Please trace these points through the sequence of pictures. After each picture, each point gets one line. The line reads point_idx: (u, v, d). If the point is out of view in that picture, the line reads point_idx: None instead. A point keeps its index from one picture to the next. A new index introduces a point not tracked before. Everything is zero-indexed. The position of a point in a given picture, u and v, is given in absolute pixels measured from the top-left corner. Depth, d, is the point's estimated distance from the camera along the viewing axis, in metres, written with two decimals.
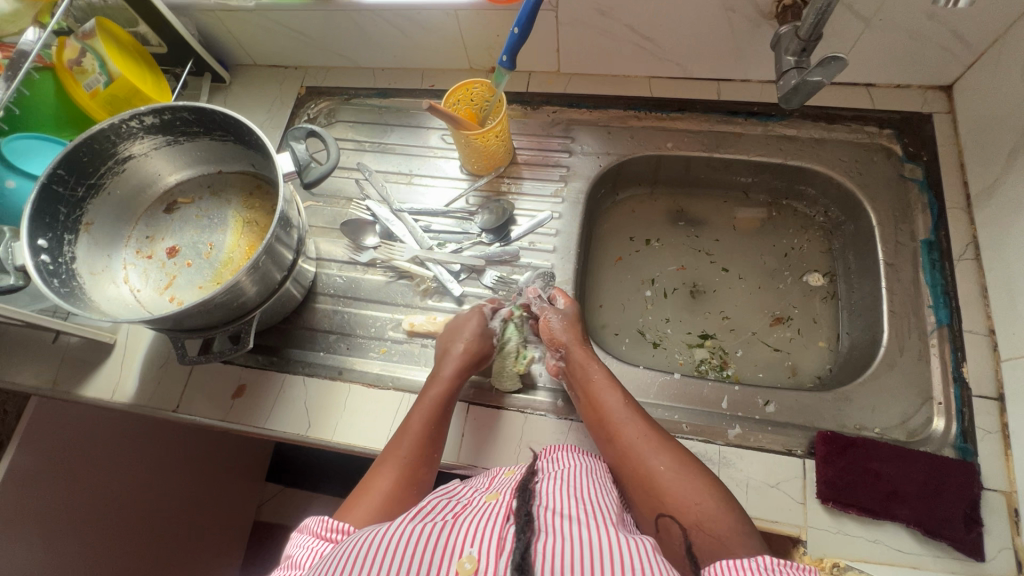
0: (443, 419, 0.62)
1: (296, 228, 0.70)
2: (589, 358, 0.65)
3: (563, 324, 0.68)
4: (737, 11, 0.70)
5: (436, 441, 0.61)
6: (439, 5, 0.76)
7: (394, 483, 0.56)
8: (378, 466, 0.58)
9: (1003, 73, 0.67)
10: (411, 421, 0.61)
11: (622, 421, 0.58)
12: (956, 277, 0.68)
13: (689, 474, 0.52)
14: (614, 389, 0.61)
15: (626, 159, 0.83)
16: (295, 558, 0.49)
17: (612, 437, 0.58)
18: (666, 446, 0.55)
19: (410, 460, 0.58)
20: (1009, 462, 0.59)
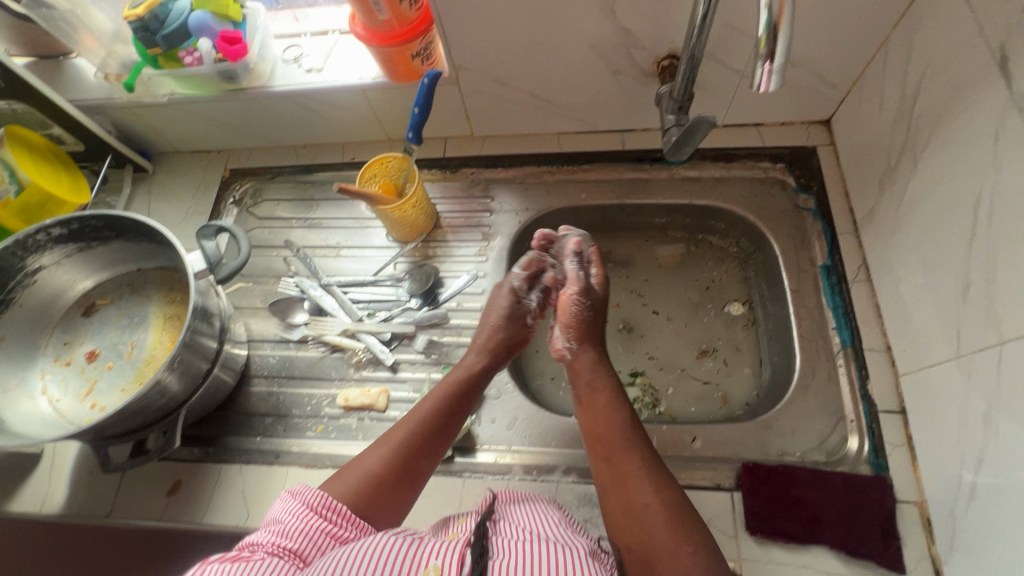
0: (459, 412, 0.66)
1: (219, 315, 0.71)
2: (599, 366, 0.69)
3: (589, 309, 0.73)
4: (623, 73, 0.75)
5: (446, 435, 0.64)
6: (347, 87, 0.80)
7: (389, 469, 0.59)
8: (379, 443, 0.61)
9: (864, 109, 0.74)
10: (431, 408, 0.64)
11: (616, 438, 0.61)
12: (853, 299, 0.73)
13: (675, 511, 0.54)
14: (620, 406, 0.64)
15: (544, 212, 0.87)
16: (283, 523, 0.51)
17: (608, 454, 0.60)
18: (658, 479, 0.57)
19: (410, 450, 0.61)
20: (918, 473, 0.62)
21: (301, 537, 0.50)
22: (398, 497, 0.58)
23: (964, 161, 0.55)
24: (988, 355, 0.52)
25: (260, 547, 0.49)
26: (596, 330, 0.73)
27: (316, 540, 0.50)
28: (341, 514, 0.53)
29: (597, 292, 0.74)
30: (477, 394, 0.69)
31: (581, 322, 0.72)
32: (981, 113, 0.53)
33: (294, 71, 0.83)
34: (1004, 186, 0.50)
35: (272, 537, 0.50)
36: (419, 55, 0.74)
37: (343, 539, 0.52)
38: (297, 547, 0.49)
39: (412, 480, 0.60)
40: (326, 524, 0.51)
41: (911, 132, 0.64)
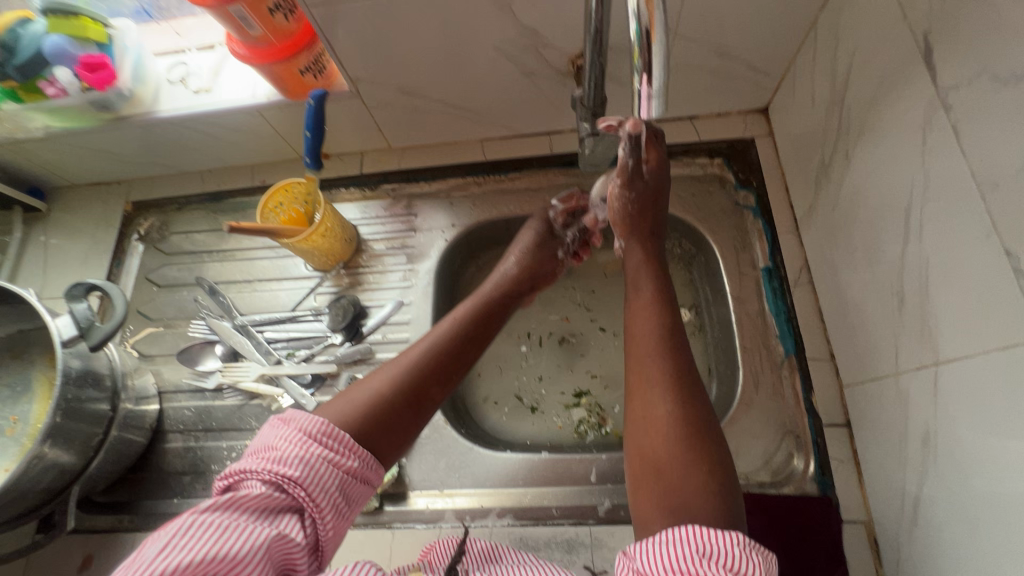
0: (479, 338, 0.59)
1: (110, 373, 0.65)
2: (644, 265, 0.58)
3: (637, 202, 0.61)
4: (537, 74, 0.69)
5: (464, 358, 0.57)
6: (237, 108, 0.73)
7: (395, 393, 0.50)
8: (393, 363, 0.54)
9: (797, 98, 0.68)
10: (457, 329, 0.58)
11: (650, 339, 0.50)
12: (796, 303, 0.69)
13: (697, 426, 0.43)
14: (664, 313, 0.52)
15: (472, 227, 0.81)
16: (278, 449, 0.44)
17: (638, 352, 0.50)
18: (683, 392, 0.45)
19: (420, 375, 0.53)
20: (865, 490, 0.59)
21: (300, 466, 0.43)
22: (406, 428, 0.50)
23: (893, 160, 0.51)
24: (924, 373, 0.48)
25: (255, 476, 0.43)
26: (648, 227, 0.62)
27: (316, 469, 0.44)
28: (342, 442, 0.46)
29: (647, 179, 0.61)
30: (501, 319, 0.64)
31: (629, 218, 0.62)
32: (906, 108, 0.48)
33: (180, 92, 0.75)
34: (933, 191, 0.45)
35: (267, 465, 0.44)
36: (309, 69, 0.67)
37: (346, 467, 0.45)
38: (295, 479, 0.43)
39: (421, 410, 0.52)
40: (327, 452, 0.45)
41: (841, 125, 0.59)
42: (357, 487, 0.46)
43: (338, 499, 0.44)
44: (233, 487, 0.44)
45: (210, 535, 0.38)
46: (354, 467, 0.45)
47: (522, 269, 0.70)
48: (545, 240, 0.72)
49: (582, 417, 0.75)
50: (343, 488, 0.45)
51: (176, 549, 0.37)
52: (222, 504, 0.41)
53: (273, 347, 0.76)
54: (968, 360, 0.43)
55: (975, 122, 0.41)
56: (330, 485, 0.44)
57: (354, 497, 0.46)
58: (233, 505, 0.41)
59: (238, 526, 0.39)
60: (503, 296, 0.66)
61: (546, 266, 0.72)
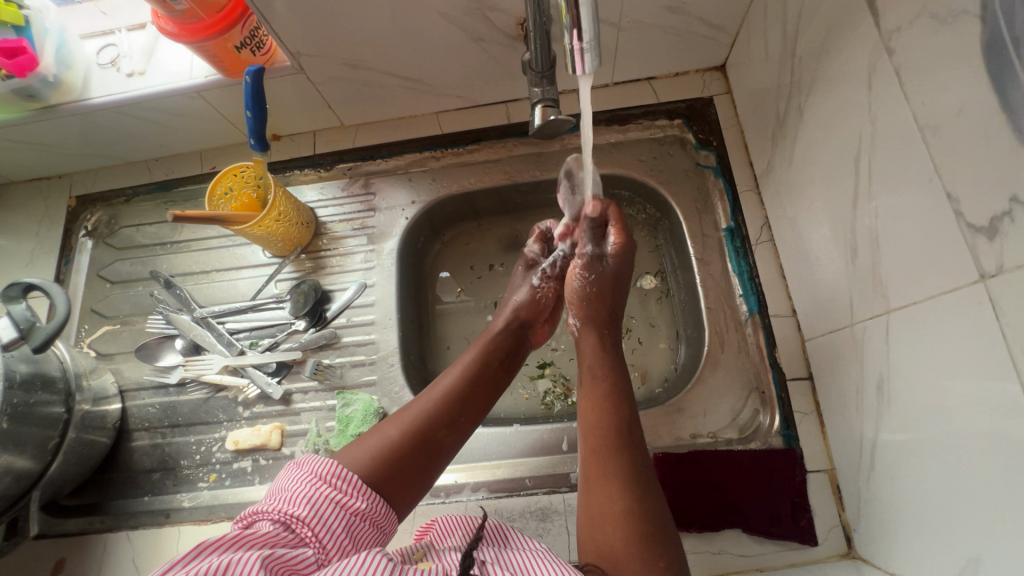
0: (488, 382, 0.59)
1: (62, 375, 0.63)
2: (603, 348, 0.61)
3: (597, 284, 0.65)
4: (486, 40, 0.66)
5: (475, 404, 0.57)
6: (174, 91, 0.69)
7: (407, 439, 0.52)
8: (405, 408, 0.55)
9: (752, 53, 0.67)
10: (467, 371, 0.59)
11: (607, 434, 0.53)
12: (758, 261, 0.69)
13: (648, 518, 0.47)
14: (623, 406, 0.55)
15: (433, 203, 0.79)
16: (288, 490, 0.45)
17: (596, 449, 0.53)
18: (637, 486, 0.49)
19: (432, 419, 0.54)
20: (827, 439, 0.60)
21: (307, 505, 0.43)
22: (416, 471, 0.51)
23: (842, 110, 0.50)
24: (877, 322, 0.49)
25: (263, 517, 0.43)
26: (608, 314, 0.64)
27: (322, 509, 0.44)
28: (352, 483, 0.46)
29: (608, 266, 0.65)
30: (508, 357, 0.63)
31: (586, 300, 0.65)
32: (853, 57, 0.47)
33: (112, 76, 0.70)
34: (880, 140, 0.45)
35: (276, 507, 0.44)
36: (245, 45, 0.63)
37: (354, 508, 0.45)
38: (302, 517, 0.43)
39: (432, 459, 0.52)
40: (334, 492, 0.45)
41: (794, 79, 0.58)
42: (365, 531, 0.45)
43: (345, 542, 0.43)
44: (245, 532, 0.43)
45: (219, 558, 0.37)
46: (362, 508, 0.45)
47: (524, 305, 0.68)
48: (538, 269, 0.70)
49: (551, 385, 0.75)
50: (350, 530, 0.44)
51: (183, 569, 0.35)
52: (230, 540, 0.40)
53: (236, 338, 0.74)
54: (916, 306, 0.44)
55: (918, 66, 0.40)
56: (336, 525, 0.43)
57: (362, 542, 0.45)
58: (240, 542, 0.40)
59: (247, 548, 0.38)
60: (511, 335, 0.65)
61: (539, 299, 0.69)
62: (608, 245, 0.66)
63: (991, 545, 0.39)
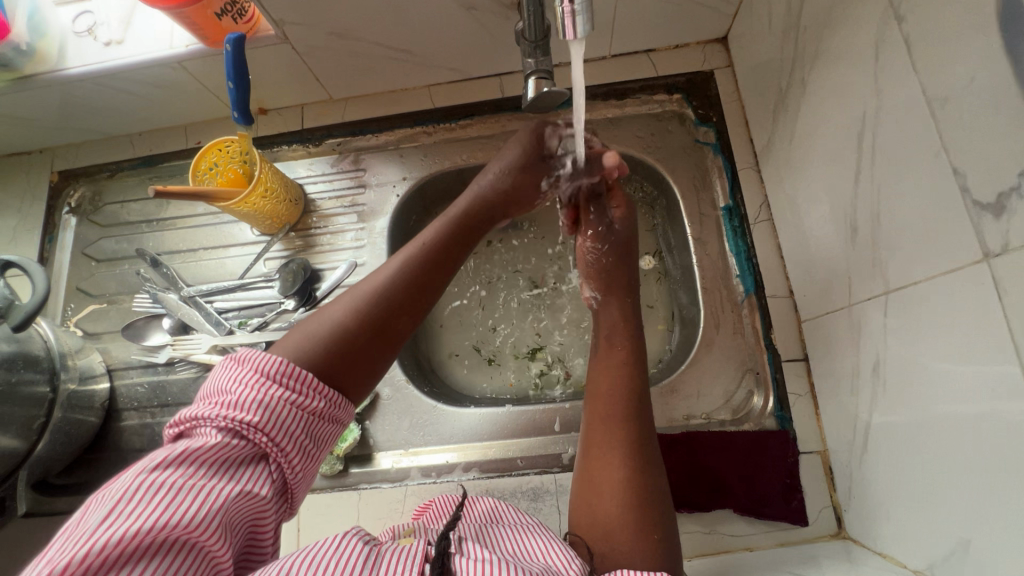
0: (449, 260, 0.53)
1: (46, 354, 0.62)
2: (624, 317, 0.58)
3: (612, 255, 0.61)
4: (478, 8, 0.63)
5: (435, 285, 0.51)
6: (153, 62, 0.66)
7: (359, 321, 0.45)
8: (353, 289, 0.48)
9: (755, 24, 0.64)
10: (428, 251, 0.52)
11: (614, 403, 0.52)
12: (756, 241, 0.67)
13: (642, 493, 0.48)
14: (634, 375, 0.53)
15: (425, 180, 0.77)
16: (229, 392, 0.39)
17: (605, 415, 0.52)
18: (637, 460, 0.49)
19: (387, 303, 0.47)
20: (820, 421, 0.60)
21: (258, 411, 0.39)
22: (373, 353, 0.46)
23: (847, 82, 0.48)
24: (875, 303, 0.48)
25: (207, 422, 0.38)
26: (626, 280, 0.61)
27: (276, 413, 0.39)
28: (306, 381, 0.41)
29: (618, 233, 0.61)
30: (473, 239, 0.57)
31: (603, 270, 0.61)
32: (861, 25, 0.45)
33: (89, 45, 0.67)
34: (885, 113, 0.43)
35: (219, 411, 0.39)
36: (225, 12, 0.60)
37: (311, 407, 0.41)
38: (254, 425, 0.38)
39: (390, 341, 0.47)
40: (286, 394, 0.40)
41: (797, 50, 0.55)
42: (323, 427, 0.42)
43: (305, 442, 0.41)
44: (184, 433, 0.39)
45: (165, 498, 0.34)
46: (319, 408, 0.42)
47: (507, 193, 0.59)
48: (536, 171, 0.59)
49: (544, 368, 0.74)
50: (308, 429, 0.41)
51: (125, 515, 0.33)
52: (172, 462, 0.36)
53: (225, 317, 0.73)
54: (916, 287, 0.42)
55: (928, 35, 0.38)
56: (294, 427, 0.40)
57: (321, 437, 0.42)
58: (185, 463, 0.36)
59: (199, 487, 0.35)
60: (482, 213, 0.58)
61: (524, 196, 0.61)
62: (611, 211, 0.62)
63: (982, 528, 0.39)
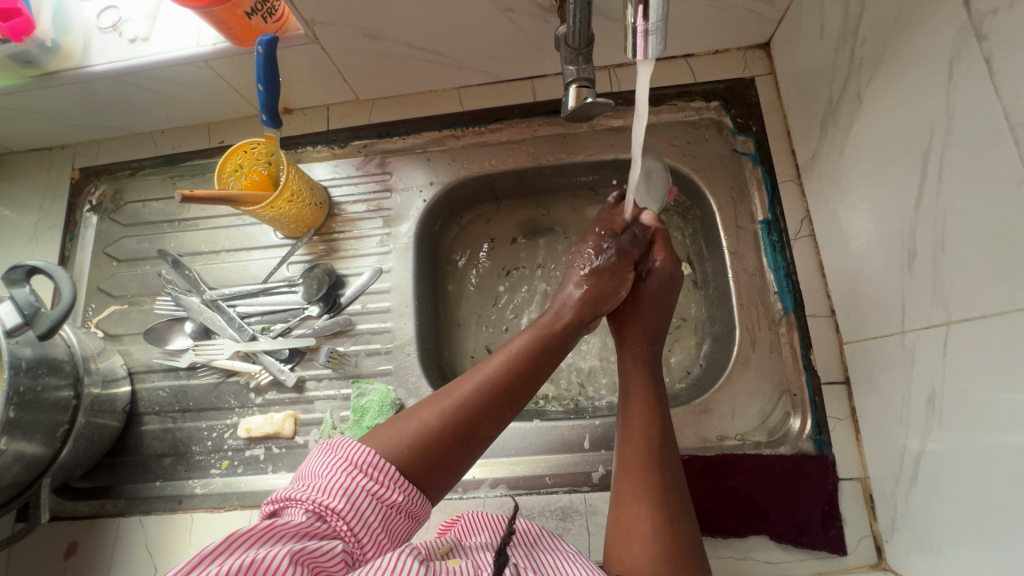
0: (539, 370, 0.54)
1: (70, 358, 0.61)
2: (640, 367, 0.59)
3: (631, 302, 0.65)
4: (516, 10, 0.61)
5: (523, 390, 0.52)
6: (177, 60, 0.64)
7: (447, 429, 0.47)
8: (445, 391, 0.50)
9: (804, 32, 0.61)
10: (517, 361, 0.53)
11: (643, 446, 0.52)
12: (796, 258, 0.65)
13: (675, 541, 0.46)
14: (659, 423, 0.54)
15: (452, 185, 0.75)
16: (319, 477, 0.43)
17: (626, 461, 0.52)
18: (668, 508, 0.48)
19: (478, 408, 0.49)
20: (861, 447, 0.58)
21: (342, 497, 0.41)
22: (455, 466, 0.47)
23: (912, 102, 0.45)
24: (933, 333, 0.46)
25: (296, 504, 0.41)
26: (649, 332, 0.62)
27: (358, 501, 0.42)
28: (390, 475, 0.44)
29: (647, 283, 0.64)
30: (564, 347, 0.58)
31: (625, 319, 0.64)
32: (931, 42, 0.42)
33: (114, 41, 0.66)
34: (957, 136, 0.41)
35: (308, 494, 0.42)
36: (255, 11, 0.59)
37: (391, 500, 0.43)
38: (337, 510, 0.41)
39: (470, 447, 0.48)
40: (369, 483, 0.43)
41: (853, 63, 0.53)
42: (399, 523, 0.44)
43: (379, 534, 0.42)
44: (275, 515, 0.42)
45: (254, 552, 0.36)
46: (398, 501, 0.43)
47: (590, 296, 0.61)
48: (612, 263, 0.64)
49: (570, 380, 0.73)
50: (385, 523, 0.43)
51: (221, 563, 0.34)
52: (261, 531, 0.38)
53: (247, 322, 0.72)
54: (986, 320, 0.40)
55: (1014, 58, 0.36)
56: (372, 519, 0.42)
57: (395, 534, 0.44)
58: (273, 534, 0.38)
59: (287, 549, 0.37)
60: (574, 318, 0.60)
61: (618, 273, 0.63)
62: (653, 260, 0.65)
63: None
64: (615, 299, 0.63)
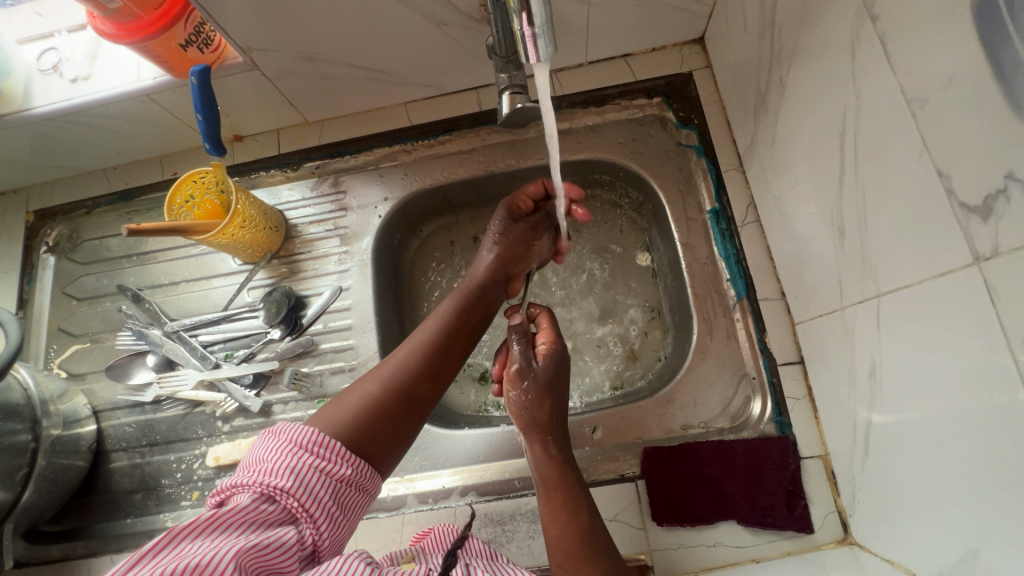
0: (467, 329, 0.57)
1: (26, 400, 0.60)
2: (547, 454, 0.54)
3: (533, 392, 0.57)
4: (449, 24, 0.62)
5: (456, 353, 0.55)
6: (123, 95, 0.65)
7: (385, 396, 0.49)
8: (382, 363, 0.53)
9: (731, 24, 0.63)
10: (445, 324, 0.56)
11: (568, 533, 0.49)
12: (745, 244, 0.66)
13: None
14: (581, 501, 0.51)
15: (406, 199, 0.75)
16: (266, 461, 0.43)
17: (564, 555, 0.48)
18: None
19: (412, 373, 0.51)
20: (820, 425, 0.59)
21: (290, 476, 0.42)
22: (400, 429, 0.49)
23: (825, 85, 0.47)
24: (868, 306, 0.47)
25: (243, 490, 0.42)
26: (553, 417, 0.57)
27: (307, 479, 0.43)
28: (335, 450, 0.45)
29: (540, 368, 0.59)
30: (487, 307, 0.60)
31: (524, 408, 0.57)
32: (834, 26, 0.44)
33: (56, 82, 0.66)
34: (866, 114, 0.42)
35: (256, 478, 0.42)
36: (190, 42, 0.60)
37: (339, 474, 0.44)
38: (286, 489, 0.42)
39: (410, 409, 0.50)
40: (317, 462, 0.44)
41: (774, 51, 0.54)
42: (351, 494, 0.45)
43: (332, 508, 0.43)
44: (223, 503, 0.42)
45: (199, 548, 0.36)
46: (348, 474, 0.45)
47: (505, 261, 0.62)
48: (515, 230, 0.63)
49: None
50: (336, 496, 0.44)
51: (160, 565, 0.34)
52: (207, 521, 0.38)
53: (210, 350, 0.72)
54: (909, 290, 0.41)
55: (903, 36, 0.37)
56: (322, 493, 0.43)
57: (348, 505, 0.45)
58: (218, 524, 0.38)
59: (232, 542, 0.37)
60: (492, 283, 0.61)
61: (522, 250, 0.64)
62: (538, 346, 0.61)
63: (985, 537, 0.37)
64: (528, 262, 0.65)
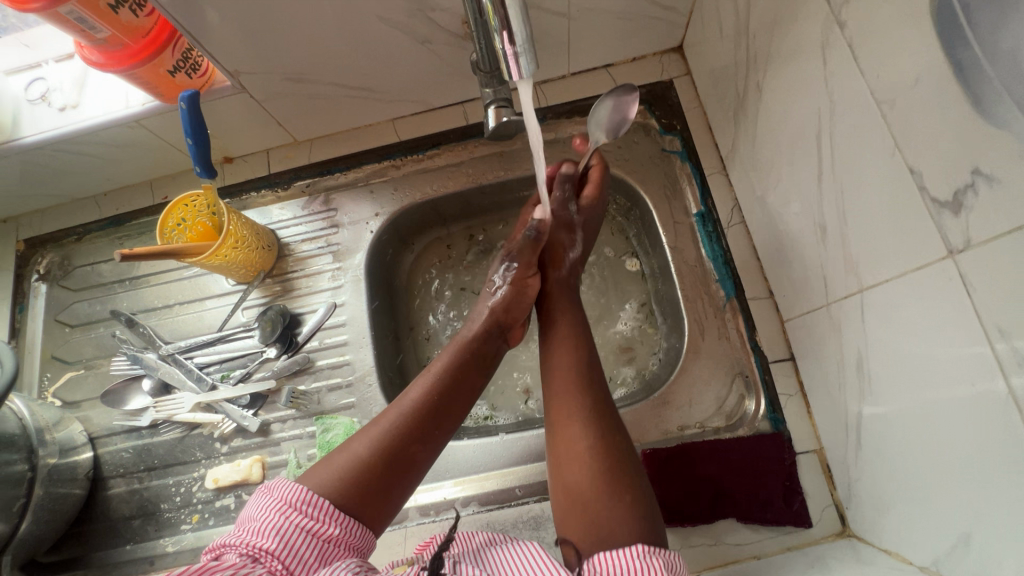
0: (461, 387, 0.57)
1: (22, 431, 0.60)
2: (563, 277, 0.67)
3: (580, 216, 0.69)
4: (433, 41, 0.64)
5: (450, 412, 0.55)
6: (112, 122, 0.65)
7: (376, 457, 0.49)
8: (376, 420, 0.53)
9: (708, 32, 0.65)
10: (438, 381, 0.56)
11: (570, 377, 0.56)
12: (731, 245, 0.68)
13: (610, 458, 0.49)
14: (584, 351, 0.58)
15: (398, 213, 0.76)
16: (255, 521, 0.44)
17: (564, 388, 0.55)
18: (600, 424, 0.52)
19: (405, 433, 0.51)
20: (813, 419, 0.60)
21: (275, 536, 0.42)
22: (390, 492, 0.49)
23: (801, 89, 0.48)
24: (852, 301, 0.48)
25: (231, 550, 0.42)
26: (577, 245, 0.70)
27: (292, 540, 0.43)
28: (323, 509, 0.45)
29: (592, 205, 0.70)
30: (482, 363, 0.60)
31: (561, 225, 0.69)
32: (806, 33, 0.46)
33: (44, 112, 0.67)
34: (839, 115, 0.44)
35: (244, 538, 0.43)
36: (178, 68, 0.61)
37: (326, 534, 0.44)
38: (270, 550, 0.42)
39: (401, 471, 0.50)
40: (304, 520, 0.43)
41: (749, 57, 0.56)
42: (340, 556, 0.44)
43: (319, 572, 0.43)
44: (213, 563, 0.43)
45: None
46: (334, 535, 0.44)
47: (497, 305, 0.64)
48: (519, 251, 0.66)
49: (533, 391, 0.74)
50: (325, 558, 0.43)
51: None
52: (192, 572, 0.39)
53: (206, 372, 0.72)
54: (890, 283, 0.43)
55: (870, 41, 0.39)
56: (309, 555, 0.42)
57: None
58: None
59: None
60: (484, 335, 0.62)
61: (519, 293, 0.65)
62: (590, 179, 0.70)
63: (976, 520, 0.38)
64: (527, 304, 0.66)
